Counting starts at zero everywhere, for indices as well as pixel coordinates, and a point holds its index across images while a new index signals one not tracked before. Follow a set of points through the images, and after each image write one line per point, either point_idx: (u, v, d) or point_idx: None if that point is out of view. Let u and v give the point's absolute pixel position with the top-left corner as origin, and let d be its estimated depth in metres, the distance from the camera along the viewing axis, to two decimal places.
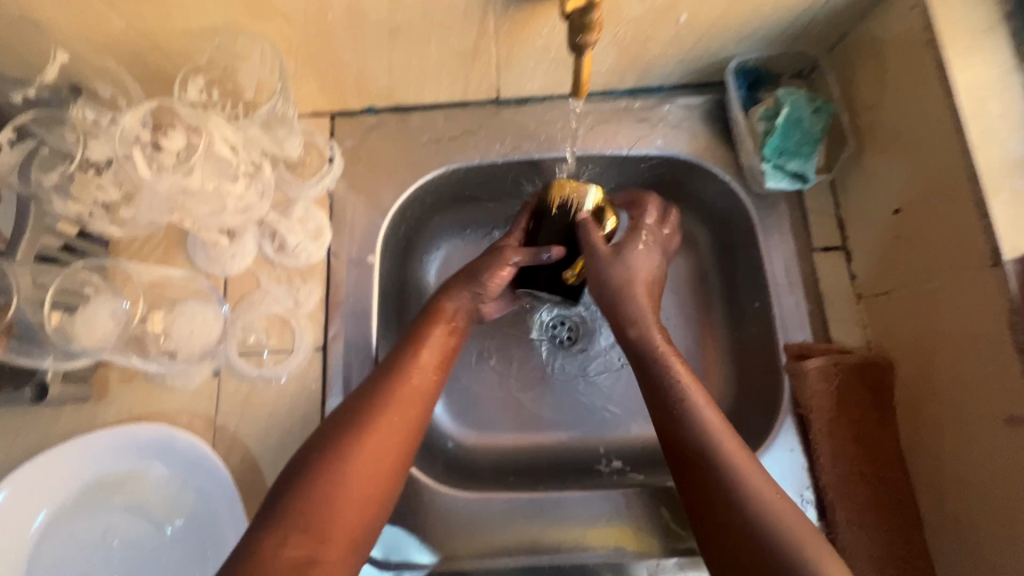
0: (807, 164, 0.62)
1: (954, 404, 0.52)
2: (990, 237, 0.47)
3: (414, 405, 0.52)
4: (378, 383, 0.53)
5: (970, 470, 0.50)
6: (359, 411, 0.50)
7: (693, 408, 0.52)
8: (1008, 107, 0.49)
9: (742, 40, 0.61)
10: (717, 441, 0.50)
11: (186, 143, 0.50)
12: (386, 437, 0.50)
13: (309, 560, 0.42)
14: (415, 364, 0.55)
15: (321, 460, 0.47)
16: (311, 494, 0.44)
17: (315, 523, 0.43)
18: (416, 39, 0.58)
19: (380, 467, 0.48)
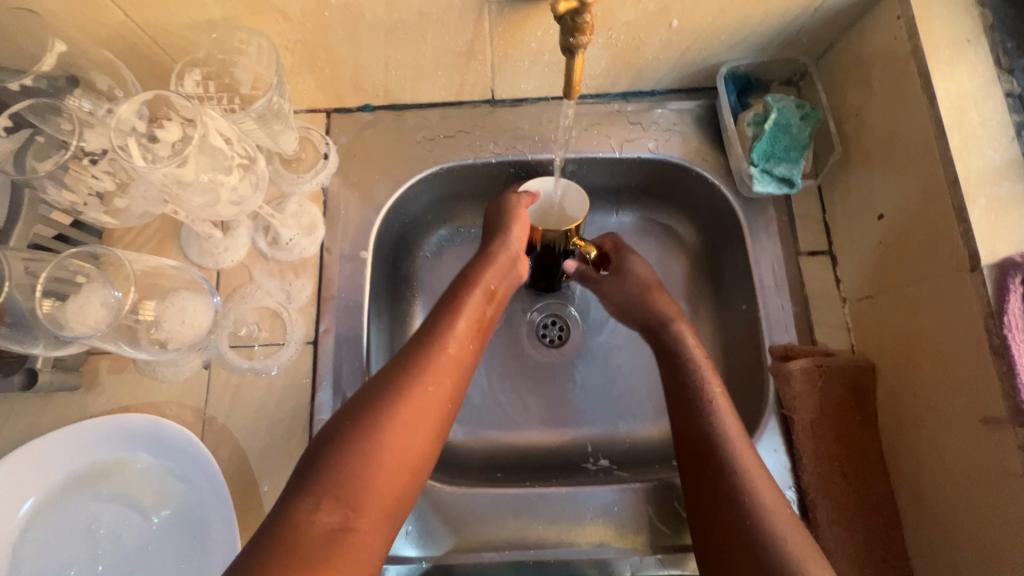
0: (794, 168, 0.63)
1: (933, 407, 0.52)
2: (969, 242, 0.49)
3: (449, 371, 0.51)
4: (416, 350, 0.52)
5: (947, 471, 0.51)
6: (397, 379, 0.49)
7: (716, 411, 0.54)
8: (988, 116, 0.51)
9: (733, 46, 0.63)
10: (733, 443, 0.52)
11: (181, 135, 0.50)
12: (422, 407, 0.48)
13: (342, 527, 0.41)
14: (452, 334, 0.54)
15: (356, 425, 0.46)
16: (346, 461, 0.44)
17: (346, 490, 0.43)
18: (412, 38, 0.58)
19: (416, 433, 0.47)
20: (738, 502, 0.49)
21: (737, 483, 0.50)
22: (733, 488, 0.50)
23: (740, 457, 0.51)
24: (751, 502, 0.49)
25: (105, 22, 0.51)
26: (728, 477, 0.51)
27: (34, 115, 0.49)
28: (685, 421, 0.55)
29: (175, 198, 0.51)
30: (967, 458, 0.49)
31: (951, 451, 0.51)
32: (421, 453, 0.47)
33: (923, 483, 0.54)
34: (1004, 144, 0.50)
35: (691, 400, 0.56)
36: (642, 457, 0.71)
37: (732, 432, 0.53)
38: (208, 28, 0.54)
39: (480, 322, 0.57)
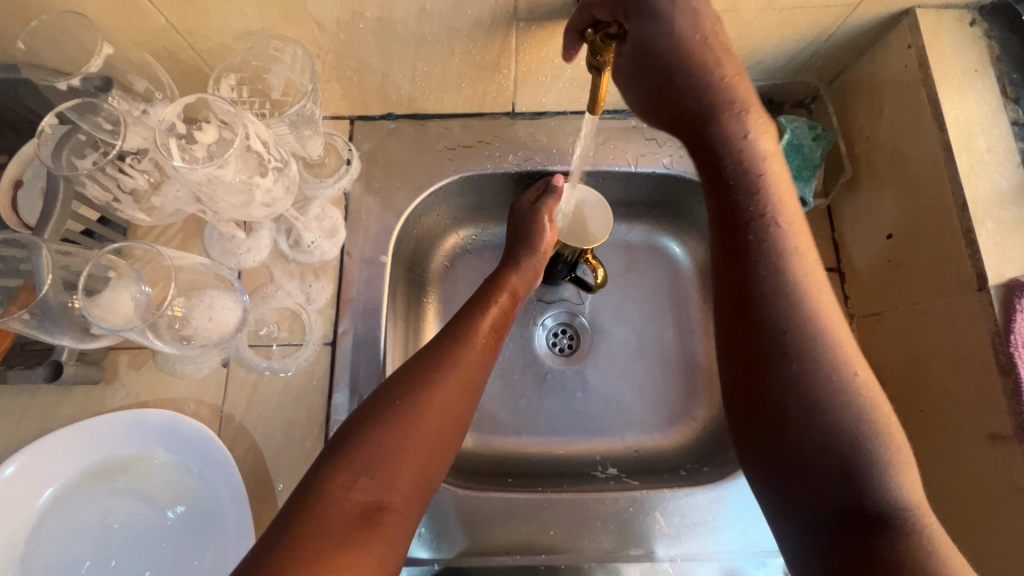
0: (806, 187, 0.65)
1: (939, 421, 0.54)
2: (976, 263, 0.50)
3: (475, 362, 0.55)
4: (446, 343, 0.55)
5: (952, 483, 0.52)
6: (423, 371, 0.52)
7: (817, 333, 0.44)
8: (995, 144, 0.53)
9: (749, 68, 0.65)
10: (807, 313, 0.45)
11: (218, 137, 0.52)
12: (450, 396, 0.51)
13: (376, 505, 0.43)
14: (478, 328, 0.58)
15: (387, 411, 0.48)
16: (379, 443, 0.46)
17: (380, 468, 0.45)
18: (441, 50, 0.60)
19: (442, 416, 0.49)
20: (839, 438, 0.42)
21: (844, 419, 0.42)
22: (802, 366, 0.43)
23: (840, 382, 0.43)
24: (854, 433, 0.42)
25: (148, 28, 0.53)
26: (808, 369, 0.43)
27: (75, 113, 0.50)
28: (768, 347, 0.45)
29: (210, 198, 0.52)
30: (970, 467, 0.51)
31: (957, 462, 0.52)
32: (448, 437, 0.50)
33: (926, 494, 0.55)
34: (1009, 170, 0.52)
35: (787, 323, 0.45)
36: (650, 466, 0.72)
37: (833, 356, 0.44)
38: (245, 36, 0.56)
39: (502, 313, 0.61)
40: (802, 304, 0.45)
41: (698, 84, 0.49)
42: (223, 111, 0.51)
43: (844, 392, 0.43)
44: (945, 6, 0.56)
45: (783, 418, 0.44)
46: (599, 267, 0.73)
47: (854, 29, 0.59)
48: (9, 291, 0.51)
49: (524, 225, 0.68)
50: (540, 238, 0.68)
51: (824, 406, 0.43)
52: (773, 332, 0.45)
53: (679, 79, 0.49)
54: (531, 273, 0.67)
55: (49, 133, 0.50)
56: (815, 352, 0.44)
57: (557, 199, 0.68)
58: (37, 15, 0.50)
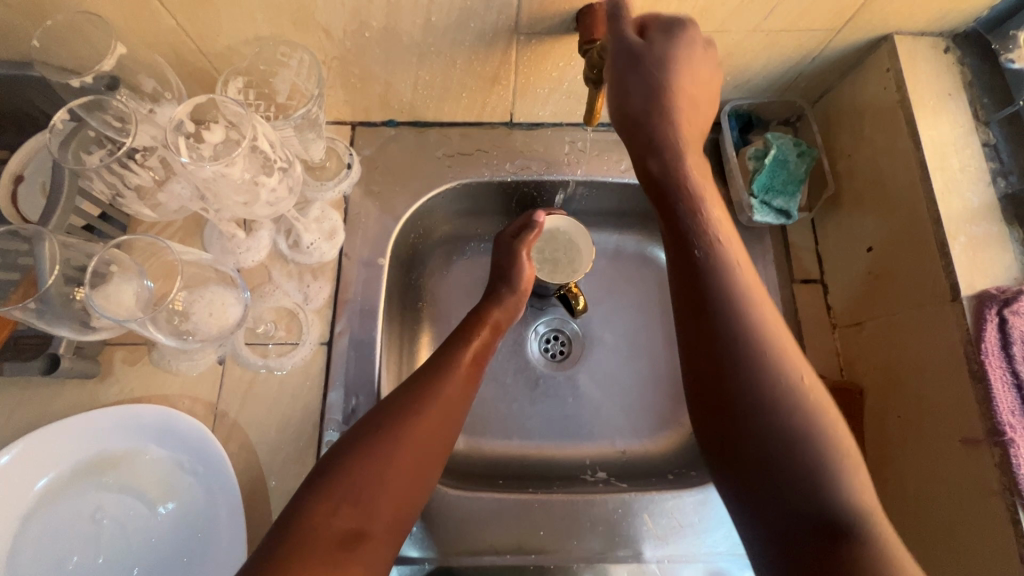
0: (791, 202, 0.68)
1: (917, 439, 0.55)
2: (949, 275, 0.53)
3: (455, 395, 0.55)
4: (425, 375, 0.55)
5: (927, 504, 0.54)
6: (405, 401, 0.52)
7: (763, 353, 0.46)
8: (967, 163, 0.56)
9: (738, 86, 0.68)
10: (762, 331, 0.47)
11: (224, 138, 0.54)
12: (431, 428, 0.52)
13: (356, 533, 0.45)
14: (457, 360, 0.58)
15: (371, 439, 0.49)
16: (360, 473, 0.47)
17: (361, 498, 0.46)
18: (444, 61, 0.62)
19: (427, 447, 0.51)
20: (794, 455, 0.43)
21: (797, 441, 0.43)
22: (766, 386, 0.45)
23: (793, 399, 0.45)
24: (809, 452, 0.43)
25: (158, 30, 0.55)
26: (771, 385, 0.45)
27: (84, 110, 0.51)
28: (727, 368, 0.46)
29: (215, 196, 0.53)
30: (943, 489, 0.53)
31: (929, 482, 0.54)
32: (431, 467, 0.51)
33: (900, 513, 0.57)
34: (980, 188, 0.55)
35: (735, 341, 0.46)
36: (639, 471, 0.73)
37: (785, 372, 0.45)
38: (252, 41, 0.58)
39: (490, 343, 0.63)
40: (745, 325, 0.47)
41: (654, 111, 0.52)
42: (230, 113, 0.53)
43: (796, 412, 0.44)
44: (921, 33, 0.60)
45: (746, 445, 0.45)
46: (580, 295, 0.75)
47: (836, 52, 0.62)
48: (10, 284, 0.53)
49: (507, 261, 0.71)
50: (520, 272, 0.70)
51: (789, 428, 0.44)
52: (727, 356, 0.46)
53: (642, 109, 0.52)
54: (513, 307, 0.68)
55: (61, 129, 0.51)
56: (761, 371, 0.45)
57: (536, 233, 0.72)
58: (52, 14, 0.51)
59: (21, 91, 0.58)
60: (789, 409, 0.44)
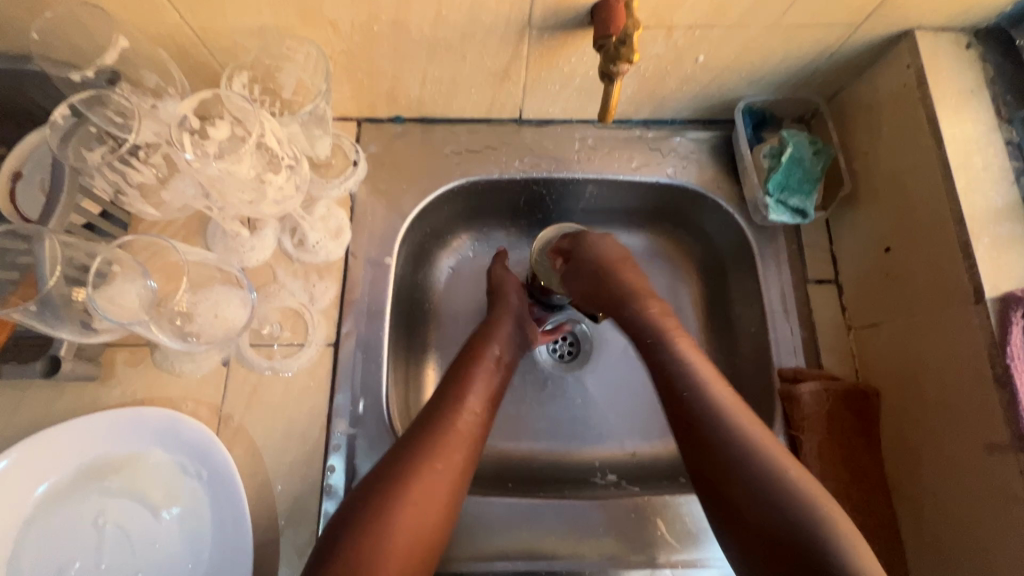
0: (807, 201, 0.66)
1: (933, 458, 0.55)
2: (973, 276, 0.52)
3: (458, 446, 0.55)
4: (427, 424, 0.56)
5: (943, 529, 0.53)
6: (407, 455, 0.53)
7: (745, 441, 0.52)
8: (990, 162, 0.55)
9: (753, 83, 0.67)
10: (736, 419, 0.53)
11: (230, 134, 0.52)
12: (433, 483, 0.52)
13: None
14: (460, 408, 0.58)
15: (374, 502, 0.50)
16: (360, 539, 0.48)
17: (360, 569, 0.46)
18: (454, 56, 0.61)
19: (431, 498, 0.51)
20: (777, 504, 0.48)
21: (788, 510, 0.48)
22: (746, 472, 0.50)
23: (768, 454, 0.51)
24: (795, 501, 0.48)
25: (159, 23, 0.53)
26: (751, 471, 0.50)
27: (84, 105, 0.50)
28: (718, 464, 0.52)
29: (221, 193, 0.52)
30: (955, 518, 0.52)
31: (943, 506, 0.53)
32: (438, 517, 0.52)
33: (914, 542, 0.56)
34: (1004, 187, 0.54)
35: (718, 437, 0.53)
36: (650, 474, 0.71)
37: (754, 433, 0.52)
38: (257, 34, 0.56)
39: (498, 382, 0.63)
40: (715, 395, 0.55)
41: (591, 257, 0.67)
42: (235, 107, 0.51)
43: (772, 466, 0.50)
44: (942, 28, 0.59)
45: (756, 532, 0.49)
46: None
47: (854, 47, 0.61)
48: (8, 284, 0.51)
49: (506, 292, 0.71)
50: (510, 310, 0.69)
51: (781, 508, 0.48)
52: (703, 422, 0.54)
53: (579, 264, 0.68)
54: (511, 342, 0.67)
55: (60, 125, 0.50)
56: (732, 433, 0.52)
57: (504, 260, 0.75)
58: (51, 6, 0.50)
59: (19, 86, 0.56)
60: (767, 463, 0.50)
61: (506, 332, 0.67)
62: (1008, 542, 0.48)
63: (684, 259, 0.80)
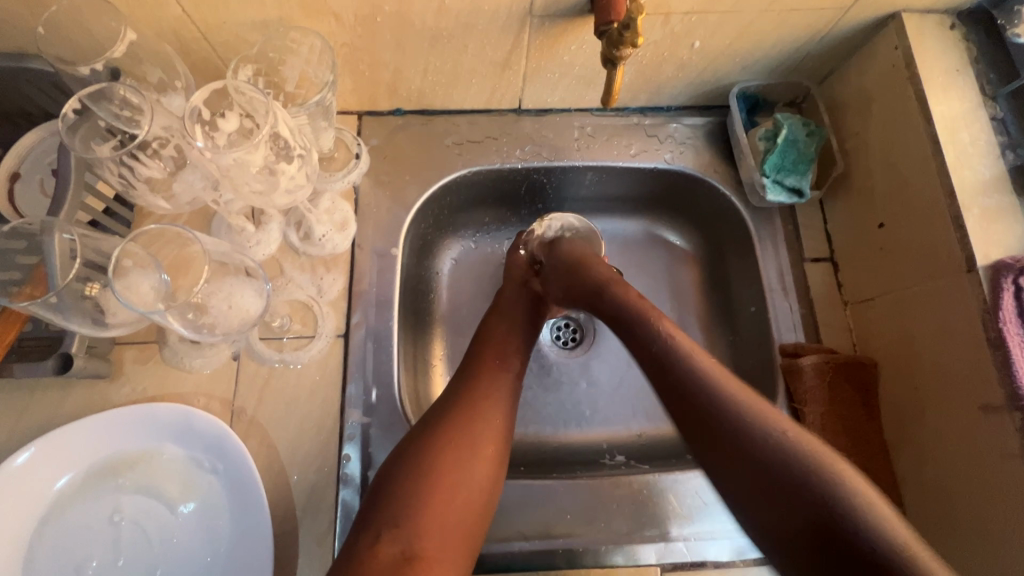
0: (802, 180, 0.68)
1: (933, 426, 0.57)
2: (964, 246, 0.54)
3: (500, 401, 0.58)
4: (468, 385, 0.58)
5: (938, 483, 0.56)
6: (450, 417, 0.55)
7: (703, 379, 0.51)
8: (977, 137, 0.57)
9: (747, 67, 0.68)
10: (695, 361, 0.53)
11: (239, 126, 0.52)
12: (480, 440, 0.54)
13: (403, 558, 0.46)
14: (494, 368, 0.60)
15: (416, 462, 0.51)
16: (407, 495, 0.49)
17: (405, 524, 0.48)
18: (455, 46, 0.62)
19: (469, 471, 0.52)
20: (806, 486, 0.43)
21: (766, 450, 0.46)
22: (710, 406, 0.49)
23: (744, 409, 0.48)
24: (786, 453, 0.45)
25: (162, 17, 0.53)
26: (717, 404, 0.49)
27: (90, 101, 0.50)
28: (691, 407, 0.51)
29: (233, 184, 0.52)
30: (958, 479, 0.54)
31: (939, 459, 0.56)
32: (475, 491, 0.52)
33: (916, 505, 0.59)
34: (991, 160, 0.56)
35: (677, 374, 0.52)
36: (656, 452, 0.73)
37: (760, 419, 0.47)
38: (261, 27, 0.56)
39: (518, 352, 0.64)
40: (695, 365, 0.52)
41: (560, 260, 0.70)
42: (244, 100, 0.52)
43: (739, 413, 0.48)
44: (927, 11, 0.61)
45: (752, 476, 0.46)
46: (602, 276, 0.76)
47: (843, 31, 0.63)
48: (11, 284, 0.50)
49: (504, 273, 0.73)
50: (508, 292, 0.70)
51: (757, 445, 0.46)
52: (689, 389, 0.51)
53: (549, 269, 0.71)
54: (511, 315, 0.67)
55: (69, 118, 0.50)
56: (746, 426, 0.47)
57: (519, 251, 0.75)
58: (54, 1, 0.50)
59: (18, 85, 0.56)
60: (749, 418, 0.48)
61: (505, 312, 0.67)
62: (1009, 494, 0.49)
63: (681, 242, 0.82)
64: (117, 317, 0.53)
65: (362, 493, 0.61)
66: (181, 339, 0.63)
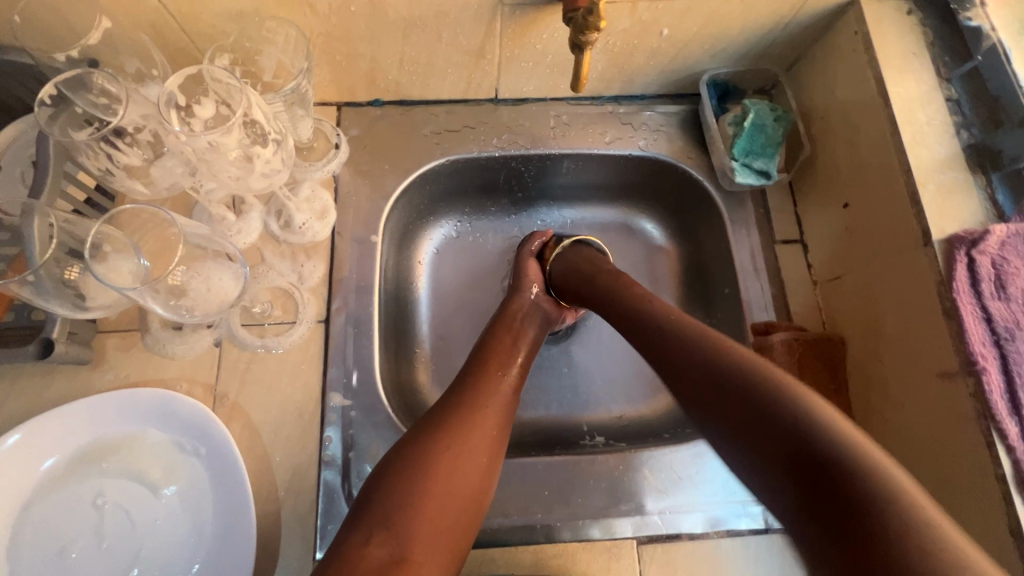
0: (771, 163, 0.70)
1: (897, 397, 0.59)
2: (921, 221, 0.56)
3: (499, 412, 0.58)
4: (465, 392, 0.59)
5: (903, 452, 0.58)
6: (446, 422, 0.55)
7: (708, 353, 0.50)
8: (934, 117, 0.59)
9: (715, 55, 0.70)
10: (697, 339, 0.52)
11: (215, 112, 0.54)
12: (477, 447, 0.54)
13: (393, 558, 0.45)
14: (494, 378, 0.61)
15: (408, 463, 0.51)
16: (398, 495, 0.49)
17: (395, 523, 0.47)
18: (429, 35, 0.63)
19: (462, 474, 0.52)
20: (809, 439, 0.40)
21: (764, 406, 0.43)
22: (715, 371, 0.48)
23: (747, 374, 0.46)
24: (809, 427, 0.40)
25: (139, 8, 0.54)
26: (722, 368, 0.48)
27: (67, 89, 0.51)
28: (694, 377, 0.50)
29: (210, 169, 0.53)
30: (919, 445, 0.56)
31: (903, 428, 0.58)
32: (467, 495, 0.52)
33: None
34: (947, 139, 0.58)
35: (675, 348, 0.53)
36: (635, 432, 0.75)
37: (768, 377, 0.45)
38: (236, 17, 0.58)
39: (519, 362, 0.65)
40: (706, 349, 0.50)
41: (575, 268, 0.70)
42: (219, 87, 0.53)
43: (740, 373, 0.47)
44: None
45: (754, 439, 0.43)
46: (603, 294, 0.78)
47: (806, 17, 0.65)
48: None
49: (516, 283, 0.73)
50: (515, 302, 0.71)
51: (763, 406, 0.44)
52: (716, 376, 0.48)
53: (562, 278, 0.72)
54: (516, 325, 0.68)
55: (46, 106, 0.51)
56: (753, 386, 0.45)
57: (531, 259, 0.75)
58: None
59: None
60: (766, 388, 0.44)
61: (512, 323, 0.68)
62: (965, 458, 0.51)
63: (657, 228, 0.83)
64: (98, 300, 0.54)
65: (345, 474, 0.62)
66: (162, 326, 0.64)
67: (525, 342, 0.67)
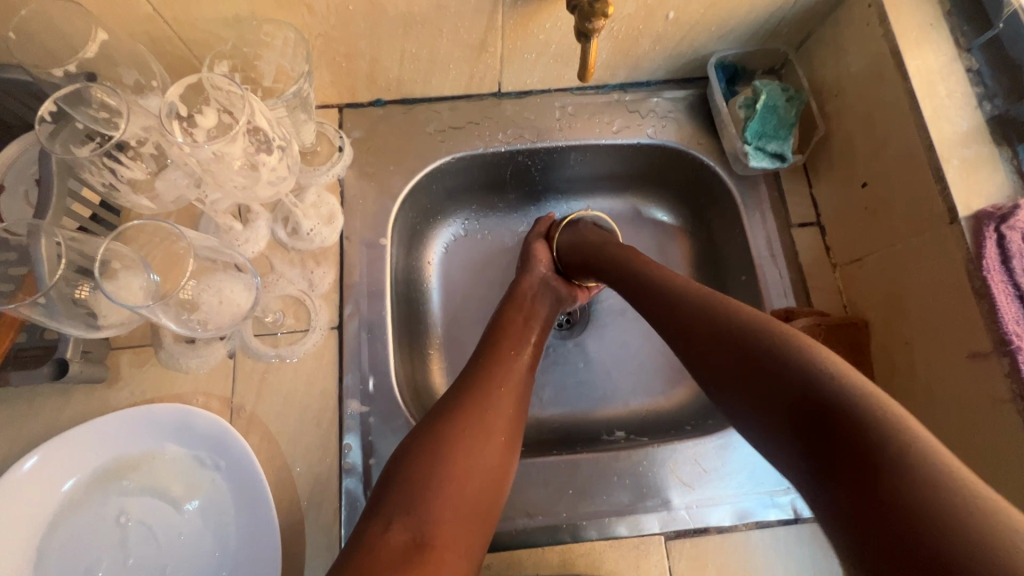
0: (784, 145, 0.68)
1: (925, 378, 0.57)
2: (946, 198, 0.54)
3: (511, 390, 0.58)
4: (477, 372, 0.58)
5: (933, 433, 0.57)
6: (460, 402, 0.54)
7: (716, 309, 0.50)
8: (954, 89, 0.57)
9: (722, 37, 0.69)
10: (708, 295, 0.52)
11: (217, 121, 0.53)
12: (491, 425, 0.54)
13: (413, 542, 0.45)
14: (505, 356, 0.61)
15: (426, 446, 0.51)
16: (417, 478, 0.48)
17: (416, 507, 0.47)
18: (430, 31, 0.62)
19: (480, 453, 0.52)
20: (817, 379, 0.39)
21: (776, 350, 0.43)
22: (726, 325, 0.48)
23: (759, 326, 0.46)
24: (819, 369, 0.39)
25: (134, 18, 0.53)
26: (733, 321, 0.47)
27: (67, 104, 0.50)
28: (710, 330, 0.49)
29: (216, 179, 0.52)
30: (950, 424, 0.55)
31: (933, 409, 0.57)
32: (485, 475, 0.51)
33: None
34: (969, 112, 0.56)
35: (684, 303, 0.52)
36: (655, 425, 0.73)
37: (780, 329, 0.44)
38: (233, 23, 0.56)
39: (532, 342, 0.65)
40: (716, 306, 0.50)
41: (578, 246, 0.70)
42: (220, 96, 0.52)
43: (753, 322, 0.46)
44: None
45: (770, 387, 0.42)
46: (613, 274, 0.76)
47: None
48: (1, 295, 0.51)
49: (523, 265, 0.72)
50: (524, 282, 0.70)
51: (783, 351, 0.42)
52: (743, 339, 0.45)
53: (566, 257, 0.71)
54: (527, 305, 0.68)
55: (47, 123, 0.50)
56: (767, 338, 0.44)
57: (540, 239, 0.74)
58: (24, 6, 0.49)
59: None
60: (777, 332, 0.44)
61: (523, 304, 0.68)
62: (1001, 438, 0.50)
63: (668, 216, 0.82)
64: (108, 319, 0.53)
65: (366, 481, 0.61)
66: (176, 341, 0.63)
67: (536, 324, 0.67)
